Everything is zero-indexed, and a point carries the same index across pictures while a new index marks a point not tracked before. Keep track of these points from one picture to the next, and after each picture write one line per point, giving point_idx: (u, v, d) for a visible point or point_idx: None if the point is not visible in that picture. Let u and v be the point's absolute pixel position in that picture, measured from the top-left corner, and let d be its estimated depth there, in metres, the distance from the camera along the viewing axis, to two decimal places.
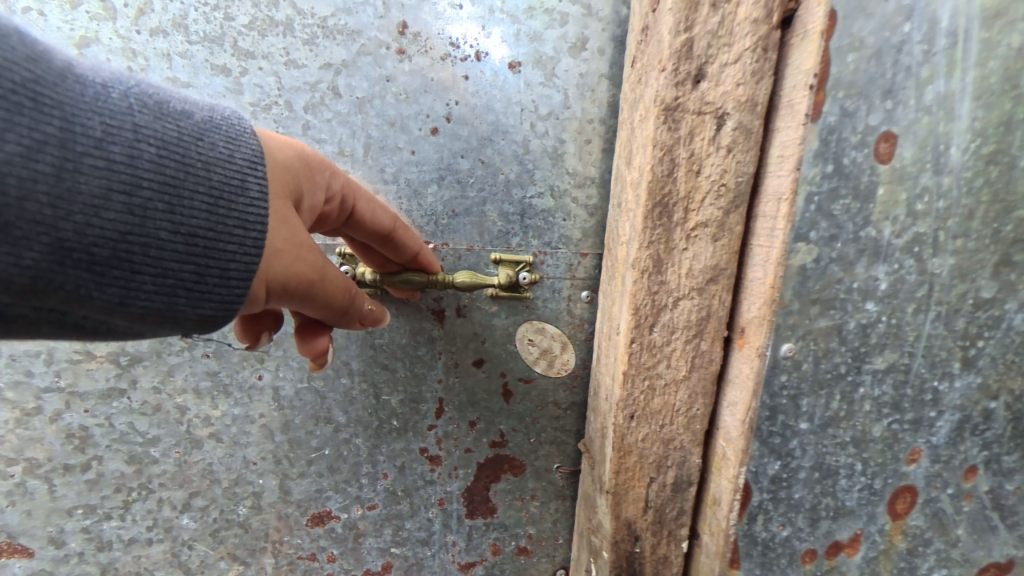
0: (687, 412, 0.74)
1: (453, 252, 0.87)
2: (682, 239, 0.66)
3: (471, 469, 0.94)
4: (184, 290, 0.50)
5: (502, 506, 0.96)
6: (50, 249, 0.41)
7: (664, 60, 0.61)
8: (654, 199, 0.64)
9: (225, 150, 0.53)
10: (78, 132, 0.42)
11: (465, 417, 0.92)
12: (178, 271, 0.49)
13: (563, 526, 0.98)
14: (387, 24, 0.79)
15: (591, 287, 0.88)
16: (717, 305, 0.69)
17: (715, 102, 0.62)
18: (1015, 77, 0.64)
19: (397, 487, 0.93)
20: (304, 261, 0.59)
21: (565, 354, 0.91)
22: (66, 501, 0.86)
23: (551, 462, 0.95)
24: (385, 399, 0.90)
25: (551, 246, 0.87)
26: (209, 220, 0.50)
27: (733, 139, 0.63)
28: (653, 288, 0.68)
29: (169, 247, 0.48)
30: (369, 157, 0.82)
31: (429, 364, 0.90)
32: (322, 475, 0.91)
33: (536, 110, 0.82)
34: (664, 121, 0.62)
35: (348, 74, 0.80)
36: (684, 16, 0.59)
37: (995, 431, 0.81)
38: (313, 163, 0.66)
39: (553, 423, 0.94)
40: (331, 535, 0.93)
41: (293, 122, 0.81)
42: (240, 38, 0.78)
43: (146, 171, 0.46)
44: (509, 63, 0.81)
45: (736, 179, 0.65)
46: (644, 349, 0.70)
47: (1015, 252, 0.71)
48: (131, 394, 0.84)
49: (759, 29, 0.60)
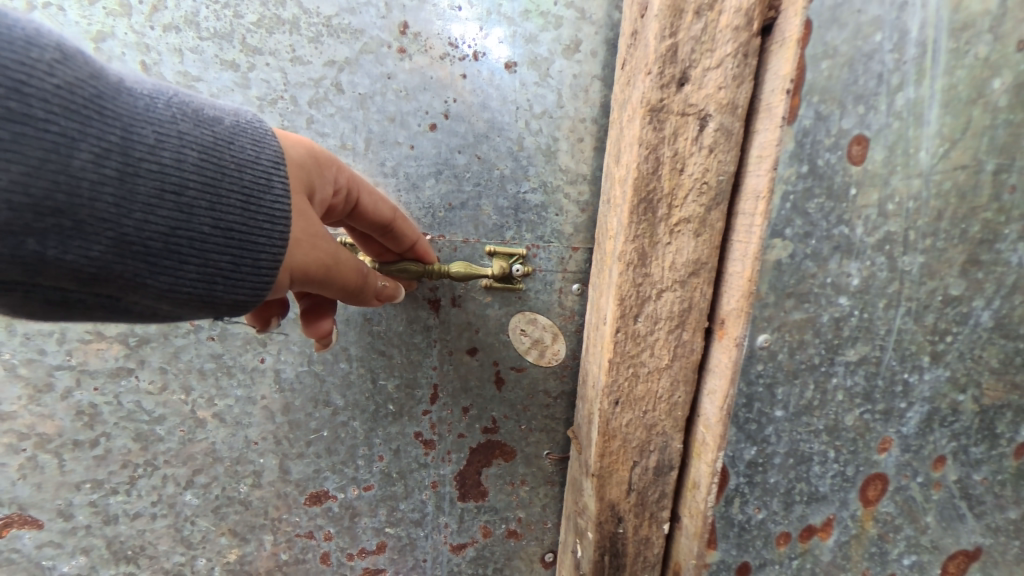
0: (669, 399, 0.77)
1: (449, 244, 0.90)
2: (666, 234, 0.70)
3: (463, 454, 0.98)
4: (222, 278, 0.53)
5: (493, 490, 1.00)
6: (115, 244, 0.45)
7: (650, 64, 0.64)
8: (640, 195, 0.68)
9: (253, 152, 0.56)
10: (136, 141, 0.46)
11: (459, 404, 0.96)
12: (218, 261, 0.53)
13: (551, 510, 1.02)
14: (389, 24, 0.82)
15: (582, 280, 0.92)
16: (698, 298, 0.73)
17: (698, 105, 0.66)
18: (981, 85, 0.67)
19: (392, 469, 0.96)
20: (320, 249, 0.63)
21: (556, 344, 0.95)
22: (75, 476, 0.89)
23: (541, 448, 0.99)
24: (382, 384, 0.93)
25: (544, 240, 0.90)
26: (243, 215, 0.54)
27: (714, 140, 0.67)
28: (638, 280, 0.71)
29: (212, 240, 0.52)
30: (370, 151, 0.86)
31: (425, 351, 0.93)
32: (321, 455, 0.94)
33: (530, 109, 0.86)
34: (649, 122, 0.66)
35: (350, 71, 0.83)
36: (669, 22, 0.63)
37: (963, 424, 0.84)
38: (321, 159, 0.69)
39: (543, 410, 0.97)
40: (328, 514, 0.97)
41: (298, 116, 0.84)
42: (248, 35, 0.81)
43: (191, 173, 0.50)
44: (506, 63, 0.84)
45: (718, 178, 0.68)
46: (629, 338, 0.74)
47: (982, 252, 0.74)
48: (139, 374, 0.87)
49: (740, 36, 0.63)
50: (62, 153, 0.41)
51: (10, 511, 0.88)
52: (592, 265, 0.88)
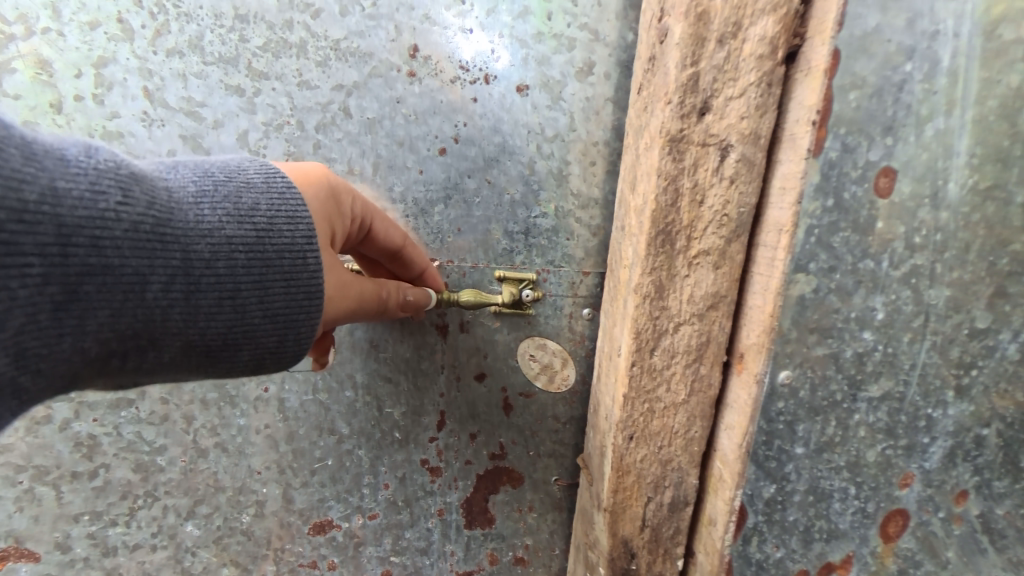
0: (685, 434, 0.75)
1: (458, 269, 0.88)
2: (684, 266, 0.67)
3: (470, 481, 0.95)
4: (270, 357, 0.60)
5: (500, 516, 0.97)
6: (185, 345, 0.53)
7: (670, 92, 0.62)
8: (658, 227, 0.66)
9: (293, 235, 0.58)
10: (194, 259, 0.51)
11: (467, 429, 0.93)
12: (267, 345, 0.59)
13: (560, 536, 0.99)
14: (399, 47, 0.80)
15: (593, 305, 0.90)
16: (716, 331, 0.70)
17: (719, 135, 0.63)
18: (1013, 114, 0.65)
19: (398, 496, 0.94)
20: (350, 297, 0.67)
21: (564, 368, 0.92)
22: (74, 507, 0.87)
23: (549, 474, 0.96)
24: (388, 411, 0.91)
25: (555, 264, 0.88)
26: (287, 302, 0.58)
27: (736, 171, 0.65)
28: (654, 313, 0.69)
29: (262, 330, 0.57)
30: (378, 175, 0.84)
31: (433, 377, 0.91)
32: (326, 484, 0.92)
33: (541, 132, 0.83)
34: (669, 152, 0.63)
35: (359, 96, 0.81)
36: (690, 51, 0.60)
37: (986, 458, 0.82)
38: (340, 193, 0.68)
39: (551, 436, 0.95)
40: (331, 543, 0.94)
41: (304, 141, 0.82)
42: (254, 59, 0.79)
43: (240, 275, 0.54)
44: (517, 86, 0.82)
45: (739, 210, 0.66)
46: (644, 373, 0.71)
47: (1009, 284, 0.72)
48: (140, 404, 0.86)
49: (764, 65, 0.61)
50: (136, 286, 0.48)
51: (7, 544, 0.86)
52: (604, 290, 0.86)
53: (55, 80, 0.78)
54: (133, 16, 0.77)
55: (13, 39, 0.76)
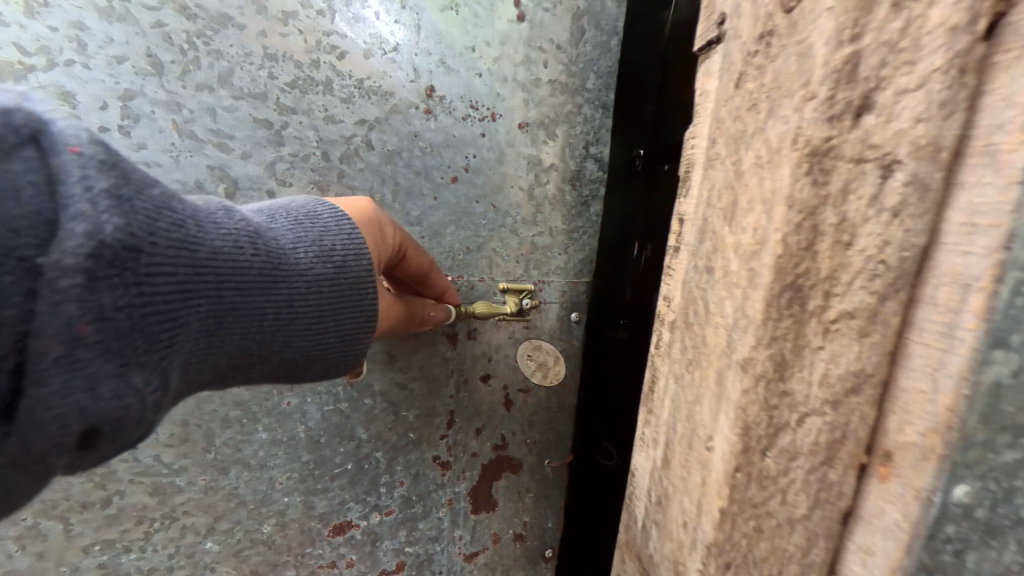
0: (802, 560, 0.53)
1: (467, 282, 0.96)
2: (816, 335, 0.48)
3: (476, 471, 1.06)
4: (337, 372, 0.61)
5: (502, 501, 1.09)
6: (282, 367, 0.55)
7: (813, 83, 0.44)
8: (783, 279, 0.47)
9: (365, 269, 0.60)
10: (295, 295, 0.53)
11: (472, 424, 1.03)
12: (338, 363, 0.60)
13: (552, 511, 1.13)
14: (416, 87, 0.87)
15: (579, 310, 1.03)
16: (856, 424, 0.49)
17: (882, 146, 0.43)
18: None
19: (411, 492, 1.02)
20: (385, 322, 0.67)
21: (554, 369, 1.05)
22: (84, 539, 0.86)
23: (542, 458, 1.09)
24: (405, 411, 0.98)
25: (549, 275, 1.00)
26: (357, 327, 0.60)
27: (903, 199, 0.43)
28: (772, 400, 0.50)
29: (342, 354, 0.59)
30: (398, 204, 0.89)
31: (443, 383, 1.00)
32: (345, 488, 0.97)
33: (540, 162, 0.97)
34: (807, 173, 0.45)
35: (380, 131, 0.87)
36: (852, 17, 0.41)
37: None
38: (382, 226, 0.68)
39: (546, 424, 1.08)
40: (350, 543, 1.00)
41: (329, 172, 0.86)
42: (282, 95, 0.82)
43: (324, 306, 0.55)
44: (519, 122, 0.94)
45: (902, 254, 0.44)
46: (753, 479, 0.52)
47: None
48: (158, 428, 0.84)
49: (959, 42, 0.39)
50: (255, 319, 0.50)
51: None
52: (692, 351, 0.63)
53: (78, 111, 0.75)
54: (164, 51, 0.76)
55: (32, 70, 0.73)
